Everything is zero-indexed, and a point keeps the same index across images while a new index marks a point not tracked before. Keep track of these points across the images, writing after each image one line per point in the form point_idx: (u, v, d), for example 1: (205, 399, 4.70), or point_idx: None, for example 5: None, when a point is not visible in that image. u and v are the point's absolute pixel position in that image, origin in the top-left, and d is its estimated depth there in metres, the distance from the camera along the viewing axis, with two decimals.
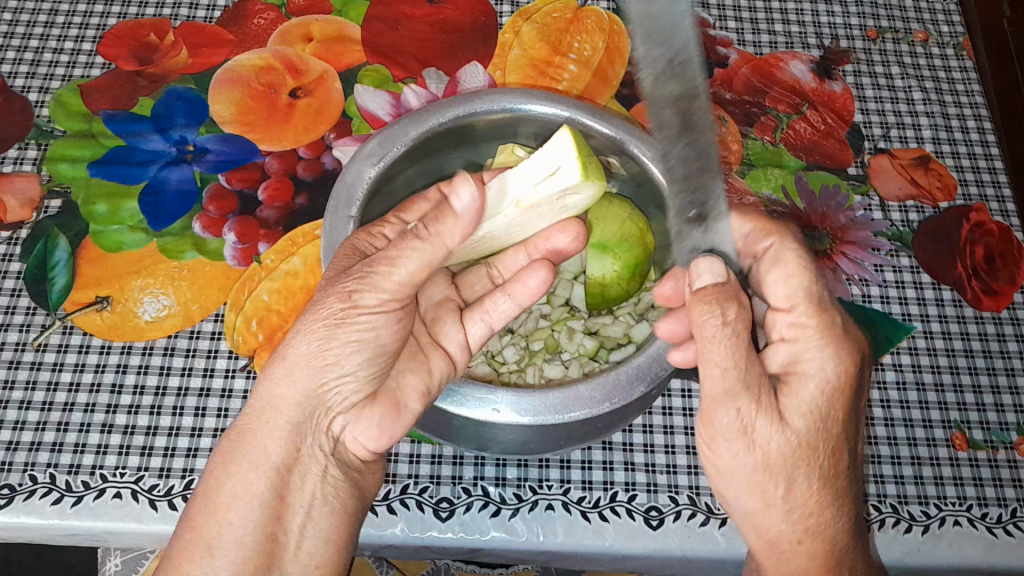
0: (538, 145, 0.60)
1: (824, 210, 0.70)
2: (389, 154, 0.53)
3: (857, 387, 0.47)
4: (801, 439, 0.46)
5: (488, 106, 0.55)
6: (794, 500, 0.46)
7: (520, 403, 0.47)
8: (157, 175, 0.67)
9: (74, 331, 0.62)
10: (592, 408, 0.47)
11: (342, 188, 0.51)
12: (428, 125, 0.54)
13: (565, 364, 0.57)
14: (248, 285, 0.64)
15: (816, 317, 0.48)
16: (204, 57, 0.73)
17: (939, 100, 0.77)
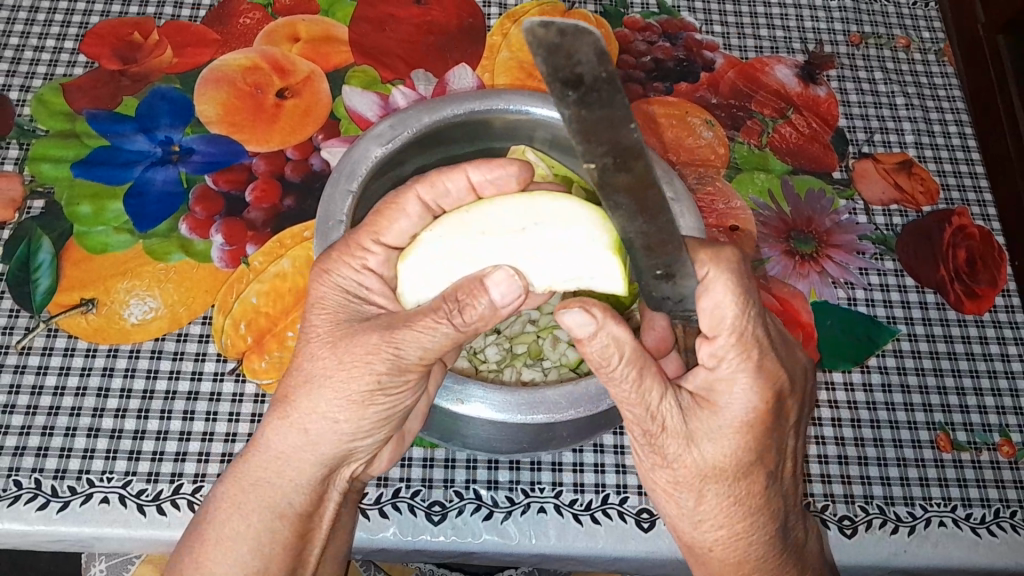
0: (551, 152, 0.59)
1: (809, 214, 0.71)
2: (398, 137, 0.52)
3: (776, 415, 0.44)
4: (717, 464, 0.45)
5: (504, 105, 0.54)
6: (709, 516, 0.46)
7: (491, 399, 0.48)
8: (142, 176, 0.67)
9: (59, 334, 0.61)
10: (555, 413, 0.47)
11: (348, 161, 0.51)
12: (442, 115, 0.53)
13: (545, 371, 0.58)
14: (236, 287, 0.63)
15: (741, 350, 0.43)
16: (189, 57, 0.72)
17: (921, 105, 0.78)
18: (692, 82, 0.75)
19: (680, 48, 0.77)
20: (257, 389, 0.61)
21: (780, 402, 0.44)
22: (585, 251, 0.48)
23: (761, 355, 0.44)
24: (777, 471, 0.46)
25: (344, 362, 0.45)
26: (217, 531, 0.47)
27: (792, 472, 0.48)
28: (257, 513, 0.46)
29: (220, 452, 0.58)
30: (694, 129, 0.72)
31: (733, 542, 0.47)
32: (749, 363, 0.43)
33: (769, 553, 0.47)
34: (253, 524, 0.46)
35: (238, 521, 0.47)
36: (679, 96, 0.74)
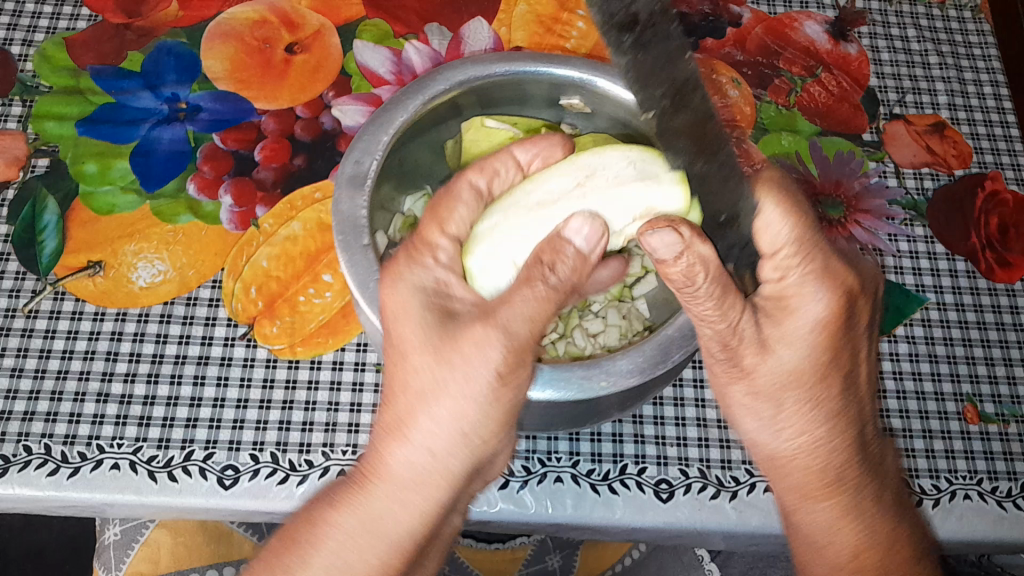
0: (489, 108, 0.57)
1: (837, 177, 0.68)
2: (371, 164, 0.49)
3: (851, 308, 0.46)
4: (793, 371, 0.46)
5: (443, 84, 0.52)
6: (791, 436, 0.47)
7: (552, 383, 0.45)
8: (148, 135, 0.65)
9: (66, 297, 0.60)
10: (645, 370, 0.45)
11: (344, 222, 0.48)
12: (397, 124, 0.51)
13: (602, 316, 0.55)
14: (246, 250, 0.62)
15: (802, 255, 0.44)
16: (196, 10, 0.69)
17: (955, 65, 0.75)
18: (718, 38, 0.72)
19: (707, 2, 0.74)
20: (268, 354, 0.59)
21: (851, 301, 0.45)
22: (641, 192, 0.49)
23: (827, 267, 0.45)
24: (854, 372, 0.47)
25: (457, 365, 0.42)
26: (325, 557, 0.43)
27: (867, 380, 0.49)
28: (372, 547, 0.43)
29: (231, 419, 0.57)
30: (720, 87, 0.69)
31: (815, 447, 0.47)
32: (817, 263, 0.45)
33: (853, 459, 0.47)
34: (370, 561, 0.43)
35: (352, 555, 0.43)
36: (704, 53, 0.71)
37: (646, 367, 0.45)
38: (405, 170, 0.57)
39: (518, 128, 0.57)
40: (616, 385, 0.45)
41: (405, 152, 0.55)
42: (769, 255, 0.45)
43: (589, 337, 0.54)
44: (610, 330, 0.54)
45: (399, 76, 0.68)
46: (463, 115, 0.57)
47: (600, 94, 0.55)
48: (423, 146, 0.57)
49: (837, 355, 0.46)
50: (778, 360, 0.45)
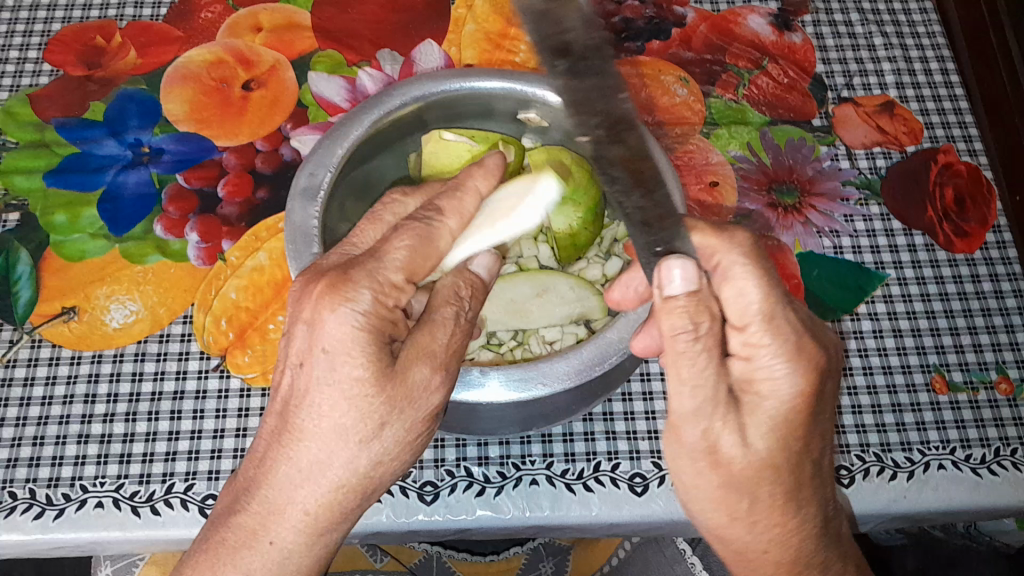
0: (449, 123, 0.59)
1: (790, 164, 0.69)
2: (323, 178, 0.51)
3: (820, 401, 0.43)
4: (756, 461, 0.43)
5: (399, 100, 0.54)
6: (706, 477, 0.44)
7: (494, 379, 0.47)
8: (114, 180, 0.66)
9: (43, 344, 0.62)
10: (601, 365, 0.47)
11: (296, 232, 0.50)
12: (352, 139, 0.53)
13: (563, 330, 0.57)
14: (215, 284, 0.63)
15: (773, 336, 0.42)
16: (153, 56, 0.72)
17: (900, 44, 0.76)
18: (664, 39, 0.74)
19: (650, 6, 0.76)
20: (242, 383, 0.60)
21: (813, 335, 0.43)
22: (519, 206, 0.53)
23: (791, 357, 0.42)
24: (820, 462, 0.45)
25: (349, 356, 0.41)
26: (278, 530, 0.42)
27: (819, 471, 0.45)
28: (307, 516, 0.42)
29: (210, 449, 0.58)
30: (668, 87, 0.71)
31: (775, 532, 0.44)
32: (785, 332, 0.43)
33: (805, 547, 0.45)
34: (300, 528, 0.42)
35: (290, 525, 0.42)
36: (651, 55, 0.73)
37: (585, 371, 0.47)
38: (366, 187, 0.59)
39: (478, 139, 0.56)
40: (552, 387, 0.46)
41: (365, 167, 0.57)
42: (739, 323, 0.43)
43: (546, 344, 0.57)
44: (565, 338, 0.57)
45: (355, 103, 0.70)
46: (428, 129, 0.59)
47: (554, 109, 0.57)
48: (383, 161, 0.59)
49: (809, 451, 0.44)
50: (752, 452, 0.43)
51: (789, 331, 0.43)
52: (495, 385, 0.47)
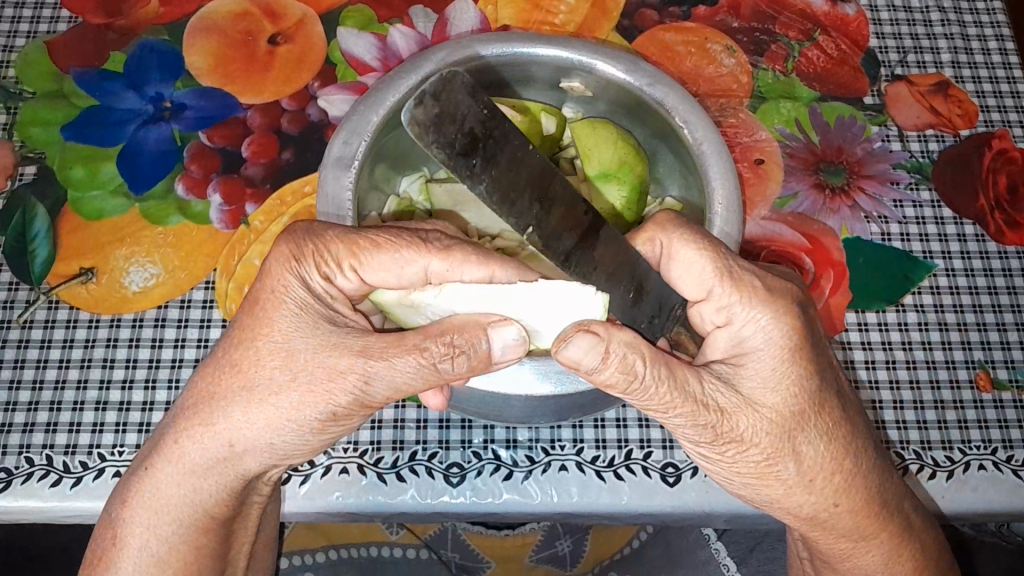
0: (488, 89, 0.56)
1: (839, 144, 0.67)
2: (357, 149, 0.49)
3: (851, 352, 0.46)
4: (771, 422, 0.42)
5: (436, 65, 0.51)
6: (825, 493, 0.44)
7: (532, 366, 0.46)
8: (134, 137, 0.64)
9: (60, 305, 0.60)
10: None
11: (329, 203, 0.47)
12: (387, 106, 0.50)
13: None
14: (238, 249, 0.61)
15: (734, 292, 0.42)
16: (176, 5, 0.68)
17: (958, 21, 0.72)
18: (710, 6, 0.70)
19: None
20: None
21: (804, 312, 0.43)
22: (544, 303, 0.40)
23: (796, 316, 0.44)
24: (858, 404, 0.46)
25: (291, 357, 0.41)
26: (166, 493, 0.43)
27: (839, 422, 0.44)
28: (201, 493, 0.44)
29: None
30: (715, 57, 0.68)
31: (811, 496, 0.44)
32: (664, 385, 0.40)
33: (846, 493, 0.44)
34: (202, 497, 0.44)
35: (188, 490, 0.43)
36: (697, 22, 0.70)
37: None
38: (398, 155, 0.57)
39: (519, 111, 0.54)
40: (595, 381, 0.46)
41: (399, 134, 0.54)
42: (704, 299, 0.43)
43: None
44: None
45: (385, 62, 0.67)
46: None
47: (601, 80, 0.54)
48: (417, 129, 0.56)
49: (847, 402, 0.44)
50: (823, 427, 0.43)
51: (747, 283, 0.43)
52: (527, 372, 0.46)
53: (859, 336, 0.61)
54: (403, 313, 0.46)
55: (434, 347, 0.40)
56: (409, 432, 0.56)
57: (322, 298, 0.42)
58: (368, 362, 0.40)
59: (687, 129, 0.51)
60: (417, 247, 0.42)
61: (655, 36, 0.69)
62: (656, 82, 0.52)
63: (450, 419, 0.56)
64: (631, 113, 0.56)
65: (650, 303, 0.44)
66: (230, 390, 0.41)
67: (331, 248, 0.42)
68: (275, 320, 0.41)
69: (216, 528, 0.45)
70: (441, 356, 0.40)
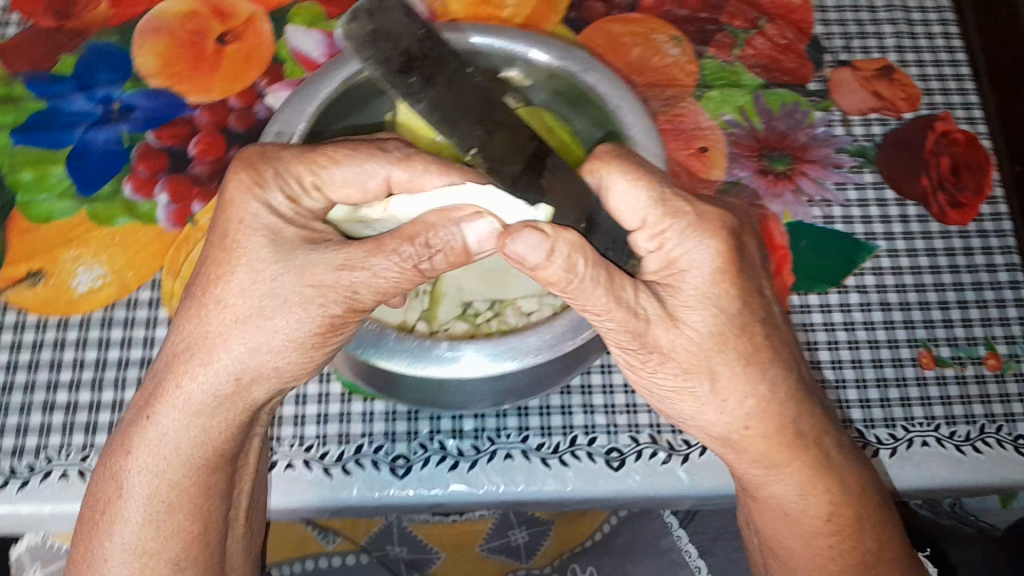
0: None
1: (783, 130, 0.67)
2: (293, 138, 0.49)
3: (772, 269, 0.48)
4: (697, 339, 0.43)
5: None
6: (738, 412, 0.45)
7: (479, 348, 0.46)
8: (83, 138, 0.64)
9: (9, 309, 0.60)
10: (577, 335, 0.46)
11: None
12: (324, 97, 0.51)
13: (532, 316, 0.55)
14: (183, 248, 0.61)
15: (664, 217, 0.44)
16: (126, 7, 0.69)
17: (902, 6, 0.73)
18: None
19: None
20: None
21: (737, 241, 0.45)
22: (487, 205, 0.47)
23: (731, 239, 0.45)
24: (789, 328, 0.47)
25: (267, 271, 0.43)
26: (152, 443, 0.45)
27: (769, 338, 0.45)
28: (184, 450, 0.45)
29: None
30: (660, 47, 0.69)
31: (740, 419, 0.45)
32: (602, 291, 0.42)
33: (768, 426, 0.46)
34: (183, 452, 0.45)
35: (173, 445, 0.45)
36: (643, 13, 0.71)
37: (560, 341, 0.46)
38: None
39: None
40: (524, 360, 0.45)
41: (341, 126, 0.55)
42: (639, 226, 0.45)
43: (523, 315, 0.56)
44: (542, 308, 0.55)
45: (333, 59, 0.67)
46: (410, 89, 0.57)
47: (537, 68, 0.55)
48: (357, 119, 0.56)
49: (776, 328, 0.46)
50: (749, 351, 0.44)
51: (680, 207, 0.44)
52: (477, 355, 0.46)
53: (801, 317, 0.61)
54: (351, 227, 0.53)
55: (411, 249, 0.44)
56: (354, 425, 0.56)
57: (292, 219, 0.45)
58: (351, 273, 0.43)
59: (620, 113, 0.51)
60: (377, 157, 0.47)
61: (602, 28, 0.70)
62: (590, 69, 0.53)
63: (396, 411, 0.57)
64: (573, 104, 0.57)
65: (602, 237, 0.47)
66: (222, 325, 0.43)
67: (291, 169, 0.45)
68: (249, 248, 0.43)
69: (224, 468, 0.47)
70: (420, 256, 0.44)
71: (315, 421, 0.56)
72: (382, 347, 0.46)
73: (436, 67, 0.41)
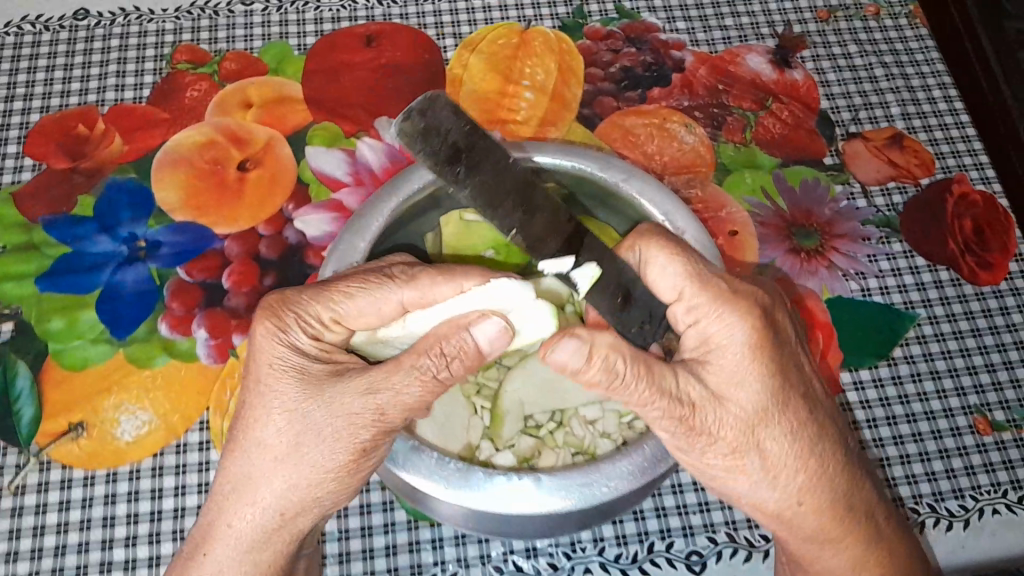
0: None
1: (807, 207, 0.68)
2: None
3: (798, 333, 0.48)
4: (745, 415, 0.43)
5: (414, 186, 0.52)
6: (792, 484, 0.44)
7: (546, 479, 0.44)
8: (112, 280, 0.63)
9: (52, 466, 0.58)
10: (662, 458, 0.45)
11: None
12: (372, 233, 0.50)
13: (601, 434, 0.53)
14: (228, 384, 0.60)
15: (704, 294, 0.43)
16: (141, 142, 0.69)
17: (901, 74, 0.75)
18: (665, 85, 0.72)
19: (647, 52, 0.74)
20: None
21: (769, 317, 0.44)
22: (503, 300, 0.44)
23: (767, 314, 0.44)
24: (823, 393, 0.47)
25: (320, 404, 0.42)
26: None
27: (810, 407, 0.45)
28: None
29: None
30: (675, 134, 0.70)
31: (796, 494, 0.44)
32: (642, 382, 0.41)
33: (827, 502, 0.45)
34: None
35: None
36: (654, 103, 0.72)
37: (647, 467, 0.45)
38: None
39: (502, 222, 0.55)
40: (618, 489, 0.44)
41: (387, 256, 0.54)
42: (676, 299, 0.44)
43: (588, 425, 0.54)
44: (607, 416, 0.54)
45: (357, 176, 0.67)
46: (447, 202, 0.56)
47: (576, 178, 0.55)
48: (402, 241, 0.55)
49: (812, 397, 0.45)
50: (795, 429, 0.44)
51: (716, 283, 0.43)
52: (530, 487, 0.44)
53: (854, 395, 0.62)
54: (372, 351, 0.48)
55: (427, 361, 0.42)
56: (425, 554, 0.55)
57: (316, 356, 0.44)
58: (375, 396, 0.42)
59: (667, 220, 0.52)
60: (389, 282, 0.45)
61: (616, 122, 0.70)
62: (631, 177, 0.53)
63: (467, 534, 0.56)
64: (603, 205, 0.57)
65: (636, 310, 0.45)
66: (262, 467, 0.42)
67: (309, 310, 0.44)
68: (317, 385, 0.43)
69: None
70: (437, 367, 0.42)
71: (384, 555, 0.55)
72: (414, 464, 0.45)
73: (483, 141, 0.39)
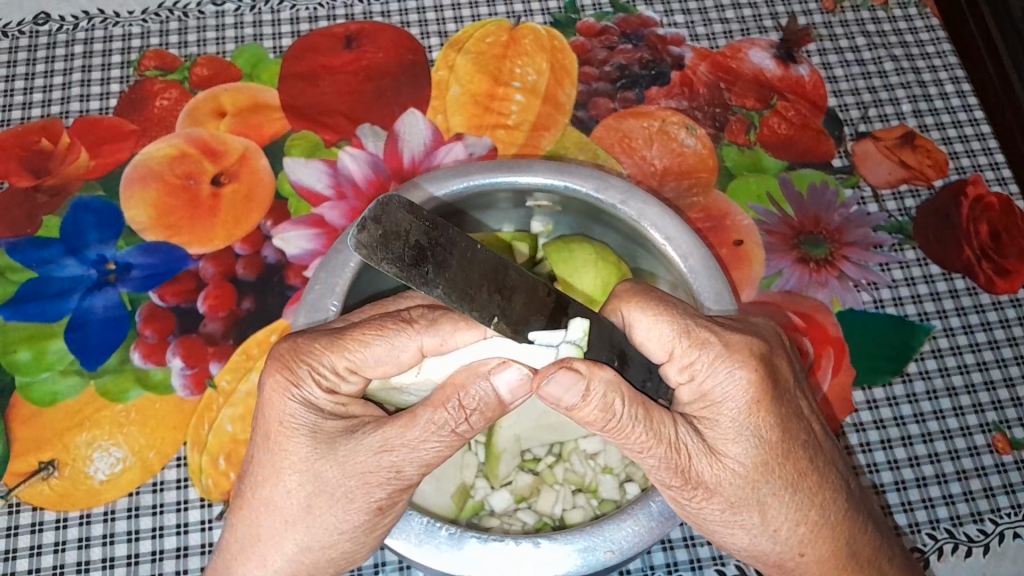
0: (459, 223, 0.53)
1: (815, 213, 0.65)
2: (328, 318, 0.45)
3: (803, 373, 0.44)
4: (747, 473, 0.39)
5: None
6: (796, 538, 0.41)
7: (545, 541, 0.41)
8: (80, 306, 0.59)
9: (22, 509, 0.55)
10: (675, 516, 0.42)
11: None
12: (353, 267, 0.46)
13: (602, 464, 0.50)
14: (207, 416, 0.57)
15: (700, 350, 0.39)
16: (108, 156, 0.65)
17: (912, 68, 0.71)
18: (664, 85, 0.69)
19: (644, 49, 0.70)
20: None
21: (770, 366, 0.40)
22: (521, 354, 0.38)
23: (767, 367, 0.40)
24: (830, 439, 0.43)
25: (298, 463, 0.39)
26: None
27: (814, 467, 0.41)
28: None
29: None
30: (675, 136, 0.66)
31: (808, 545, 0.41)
32: (639, 427, 0.38)
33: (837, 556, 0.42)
34: None
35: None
36: (653, 103, 0.68)
37: (657, 526, 0.42)
38: None
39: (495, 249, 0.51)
40: (620, 553, 0.41)
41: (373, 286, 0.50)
42: (667, 359, 0.40)
43: (589, 460, 0.50)
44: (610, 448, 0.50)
45: (338, 189, 0.64)
46: None
47: (569, 197, 0.51)
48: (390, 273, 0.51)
49: (819, 451, 0.41)
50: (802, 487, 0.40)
51: (709, 336, 0.39)
52: (526, 550, 0.41)
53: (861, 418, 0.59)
54: (390, 394, 0.45)
55: (445, 415, 0.38)
56: None
57: (333, 412, 0.40)
58: (393, 453, 0.38)
59: (670, 244, 0.48)
60: (405, 329, 0.39)
61: (613, 125, 0.67)
62: (630, 197, 0.49)
63: None
64: (598, 220, 0.52)
65: (637, 367, 0.42)
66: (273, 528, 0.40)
67: (322, 361, 0.40)
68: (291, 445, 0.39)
69: None
70: (455, 421, 0.38)
71: None
72: (398, 528, 0.42)
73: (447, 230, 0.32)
